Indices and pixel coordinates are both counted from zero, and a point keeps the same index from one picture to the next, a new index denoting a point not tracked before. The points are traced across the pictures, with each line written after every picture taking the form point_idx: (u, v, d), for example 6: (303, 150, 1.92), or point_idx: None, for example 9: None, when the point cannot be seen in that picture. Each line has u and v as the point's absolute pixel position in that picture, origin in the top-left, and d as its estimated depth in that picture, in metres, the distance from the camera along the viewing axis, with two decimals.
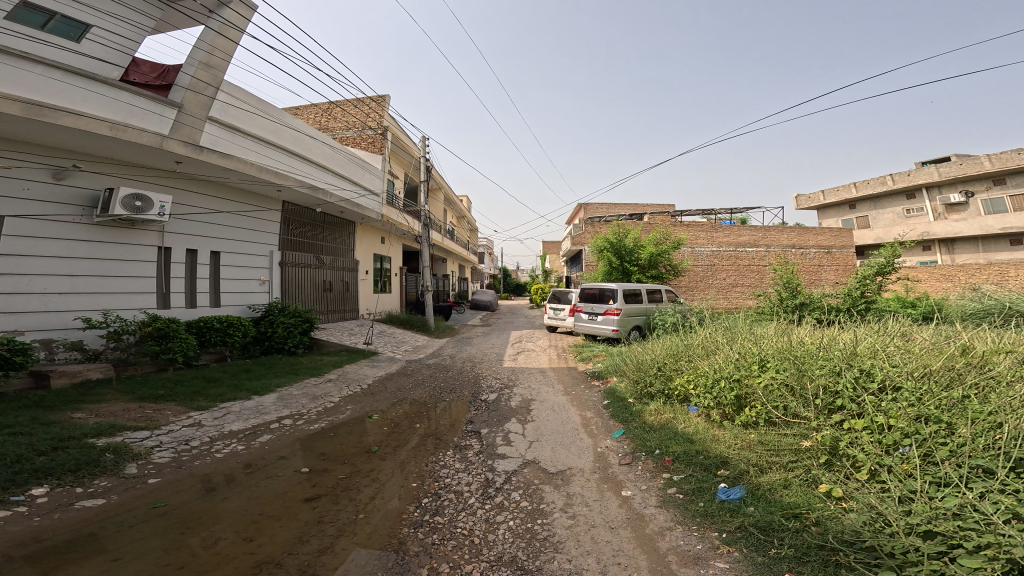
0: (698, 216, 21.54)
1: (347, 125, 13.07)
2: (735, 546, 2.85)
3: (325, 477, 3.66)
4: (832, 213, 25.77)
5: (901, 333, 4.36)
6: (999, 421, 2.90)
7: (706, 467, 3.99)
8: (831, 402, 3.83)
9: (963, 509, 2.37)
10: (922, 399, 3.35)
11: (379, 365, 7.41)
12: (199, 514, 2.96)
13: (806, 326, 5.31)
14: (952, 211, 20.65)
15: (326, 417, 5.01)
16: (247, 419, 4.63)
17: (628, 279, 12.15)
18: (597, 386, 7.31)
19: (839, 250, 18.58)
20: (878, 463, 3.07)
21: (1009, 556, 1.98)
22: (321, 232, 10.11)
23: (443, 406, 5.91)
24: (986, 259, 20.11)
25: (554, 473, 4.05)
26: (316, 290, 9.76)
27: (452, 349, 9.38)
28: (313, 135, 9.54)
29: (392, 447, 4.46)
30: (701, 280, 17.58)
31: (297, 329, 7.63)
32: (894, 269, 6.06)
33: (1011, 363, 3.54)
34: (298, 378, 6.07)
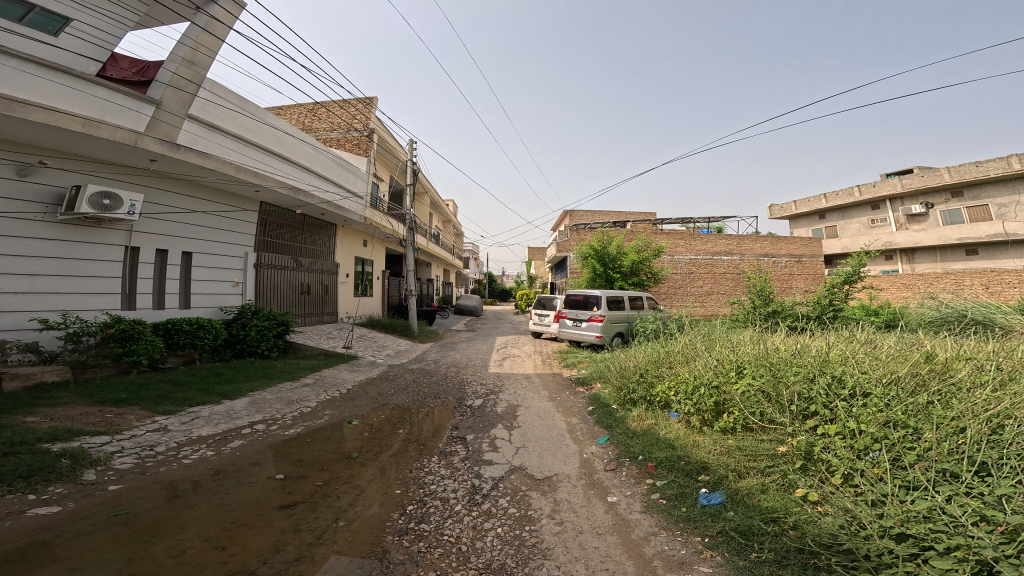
0: (678, 224, 21.93)
1: (331, 125, 13.02)
2: (717, 550, 2.88)
3: (301, 484, 3.59)
4: (805, 224, 26.57)
5: (868, 341, 4.49)
6: (962, 425, 3.01)
7: (688, 473, 4.04)
8: (805, 407, 3.91)
9: (934, 513, 2.44)
10: (889, 404, 3.47)
11: (360, 370, 7.31)
12: (165, 522, 2.87)
13: (779, 334, 5.42)
14: (913, 222, 21.38)
15: (302, 423, 4.91)
16: (217, 424, 4.51)
17: (611, 286, 12.26)
18: (582, 392, 7.35)
19: (811, 259, 19.13)
20: (851, 468, 3.15)
21: (979, 557, 2.06)
22: (300, 235, 10.01)
23: (426, 411, 5.86)
24: (943, 269, 20.73)
25: (540, 479, 4.04)
26: (293, 294, 9.64)
27: (436, 354, 9.30)
28: (296, 136, 9.48)
29: (373, 453, 4.40)
30: (680, 287, 17.84)
31: (271, 333, 7.46)
32: (861, 278, 6.20)
33: (970, 370, 3.68)
34: (273, 382, 5.95)
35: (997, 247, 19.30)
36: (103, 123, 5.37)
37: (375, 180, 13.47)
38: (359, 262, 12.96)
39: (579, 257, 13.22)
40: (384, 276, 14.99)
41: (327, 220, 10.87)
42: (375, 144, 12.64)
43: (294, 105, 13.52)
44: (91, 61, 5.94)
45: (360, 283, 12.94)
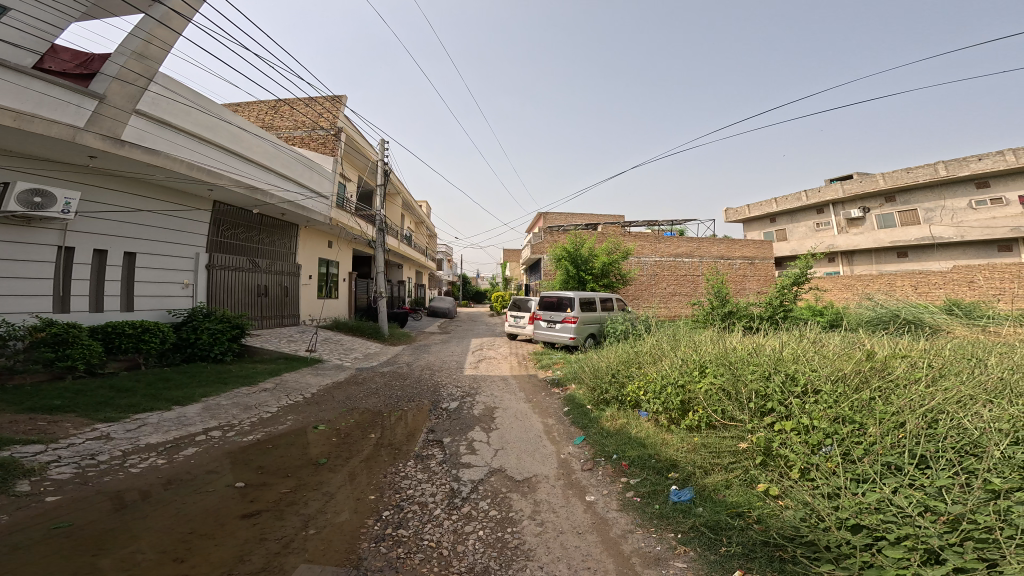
0: (644, 227, 22.48)
1: (294, 124, 12.77)
2: (690, 546, 2.98)
3: (264, 492, 3.51)
4: (758, 227, 27.58)
5: (814, 341, 4.70)
6: (902, 420, 3.21)
7: (659, 470, 4.14)
8: (762, 404, 4.07)
9: (883, 504, 2.58)
10: (837, 400, 3.66)
11: (324, 374, 7.16)
12: (113, 533, 2.78)
13: (736, 334, 5.63)
14: (852, 226, 22.42)
15: (262, 429, 4.78)
16: (167, 431, 4.36)
17: (583, 288, 12.43)
18: (557, 393, 7.43)
19: (764, 261, 19.90)
20: (807, 462, 3.30)
21: (927, 546, 2.21)
22: (257, 235, 9.78)
23: (398, 415, 5.80)
24: (878, 271, 21.72)
25: (520, 480, 4.08)
26: (249, 296, 9.41)
27: (409, 357, 9.21)
28: (256, 134, 9.29)
29: (343, 458, 4.35)
30: (646, 288, 18.21)
31: (225, 336, 7.18)
32: (808, 279, 6.49)
33: (906, 366, 3.91)
34: (228, 388, 5.76)
35: (925, 249, 20.42)
36: (37, 117, 5.12)
37: (342, 180, 13.28)
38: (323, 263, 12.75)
39: (553, 259, 13.35)
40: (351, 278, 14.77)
41: (288, 220, 10.66)
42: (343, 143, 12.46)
43: (255, 101, 13.13)
44: (28, 53, 5.65)
45: (324, 285, 12.71)
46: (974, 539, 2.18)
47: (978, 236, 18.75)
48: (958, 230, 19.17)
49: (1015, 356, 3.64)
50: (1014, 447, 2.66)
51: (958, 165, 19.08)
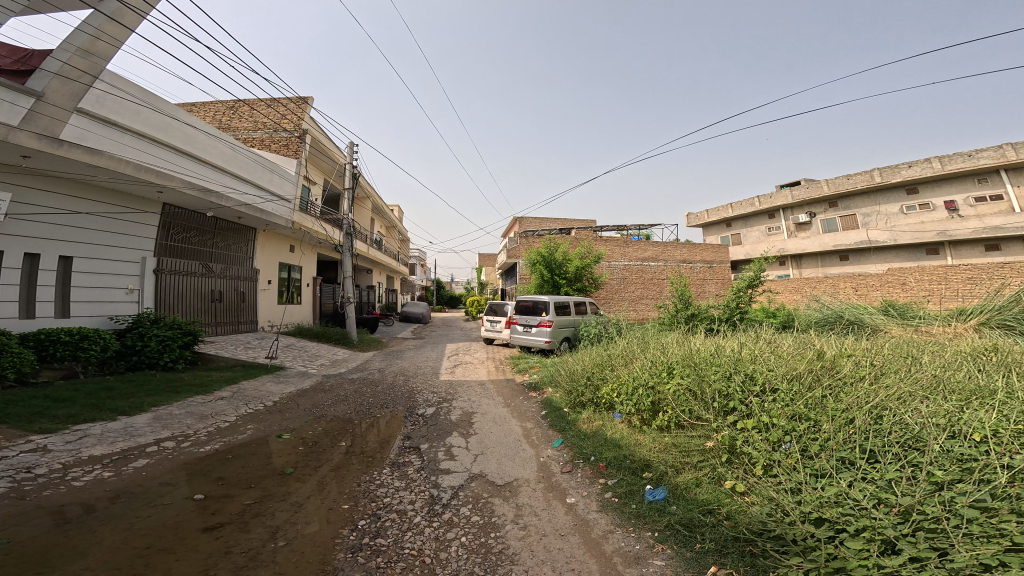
0: (615, 232, 22.89)
1: (254, 125, 12.55)
2: (667, 543, 3.04)
3: (225, 504, 3.41)
4: (715, 231, 28.29)
5: (771, 341, 4.85)
6: (851, 416, 3.32)
7: (634, 470, 4.20)
8: (726, 403, 4.13)
9: (841, 497, 2.67)
10: (792, 398, 3.76)
11: (287, 381, 7.00)
12: (59, 550, 2.66)
13: (700, 335, 5.79)
14: (801, 230, 23.31)
15: (220, 439, 4.61)
16: (113, 442, 4.20)
17: (557, 292, 12.56)
18: (534, 397, 7.44)
19: (721, 265, 20.51)
20: (769, 459, 3.36)
21: (883, 537, 2.28)
22: (212, 239, 9.36)
23: (370, 422, 5.69)
24: (823, 273, 22.46)
25: (501, 485, 4.08)
26: (201, 301, 8.95)
27: (381, 363, 9.10)
28: (212, 134, 8.90)
29: (311, 467, 4.25)
30: (616, 292, 18.43)
31: (175, 343, 6.86)
32: (761, 282, 6.68)
33: (853, 364, 4.04)
34: (181, 396, 5.55)
35: (865, 252, 21.10)
36: None
37: (306, 183, 13.11)
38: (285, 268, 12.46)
39: (528, 263, 13.42)
40: (315, 283, 14.47)
41: (244, 223, 10.27)
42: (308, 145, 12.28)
43: (213, 101, 12.87)
44: None
45: (285, 290, 12.43)
46: (925, 528, 2.26)
47: (909, 240, 19.45)
48: (891, 234, 19.95)
49: (946, 354, 3.85)
50: (952, 441, 2.77)
51: (891, 172, 20.00)
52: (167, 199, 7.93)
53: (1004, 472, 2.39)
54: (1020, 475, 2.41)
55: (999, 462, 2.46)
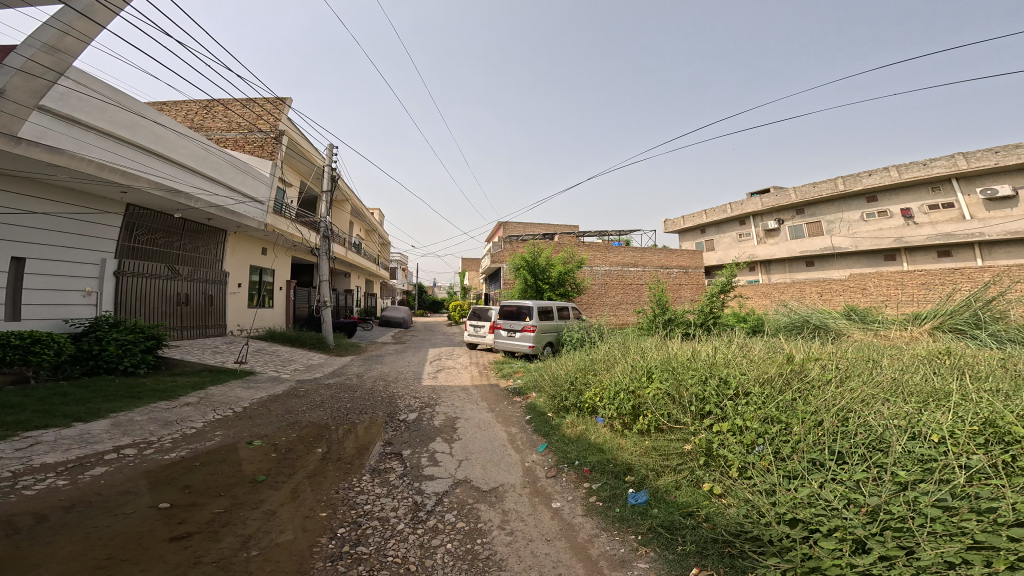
0: (596, 237, 23.13)
1: (227, 125, 12.36)
2: (650, 546, 3.03)
3: (193, 512, 3.29)
4: (690, 237, 28.71)
5: (744, 346, 4.91)
6: (819, 418, 3.29)
7: (617, 474, 4.19)
8: (702, 407, 4.11)
9: (813, 497, 2.67)
10: (764, 401, 3.76)
11: (258, 387, 6.81)
12: (9, 562, 2.53)
13: (677, 340, 5.85)
14: (769, 237, 23.73)
15: (187, 446, 4.44)
16: (68, 450, 4.01)
17: (540, 297, 12.60)
18: (519, 402, 7.39)
19: (695, 271, 20.84)
20: (743, 461, 3.33)
21: (854, 536, 2.31)
22: (179, 240, 9.15)
23: (349, 427, 5.56)
24: (791, 278, 22.95)
25: (487, 491, 4.05)
26: (165, 304, 8.74)
27: (360, 369, 8.95)
28: (183, 134, 8.69)
29: (285, 475, 4.12)
30: (597, 297, 18.53)
31: (137, 347, 6.54)
32: (733, 287, 6.79)
33: (820, 367, 4.09)
34: (143, 402, 5.35)
35: (828, 257, 21.63)
36: None
37: (281, 185, 12.95)
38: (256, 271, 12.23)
39: (512, 268, 13.43)
40: (289, 286, 14.21)
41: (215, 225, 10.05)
42: (284, 147, 12.14)
43: (185, 101, 12.62)
44: None
45: (257, 294, 12.19)
46: (892, 527, 2.28)
47: (868, 246, 20.12)
48: (853, 240, 20.56)
49: (904, 357, 3.95)
50: (913, 441, 2.74)
51: (853, 180, 20.55)
52: (132, 199, 7.76)
53: (963, 471, 2.37)
54: (976, 475, 2.38)
55: (957, 463, 2.44)
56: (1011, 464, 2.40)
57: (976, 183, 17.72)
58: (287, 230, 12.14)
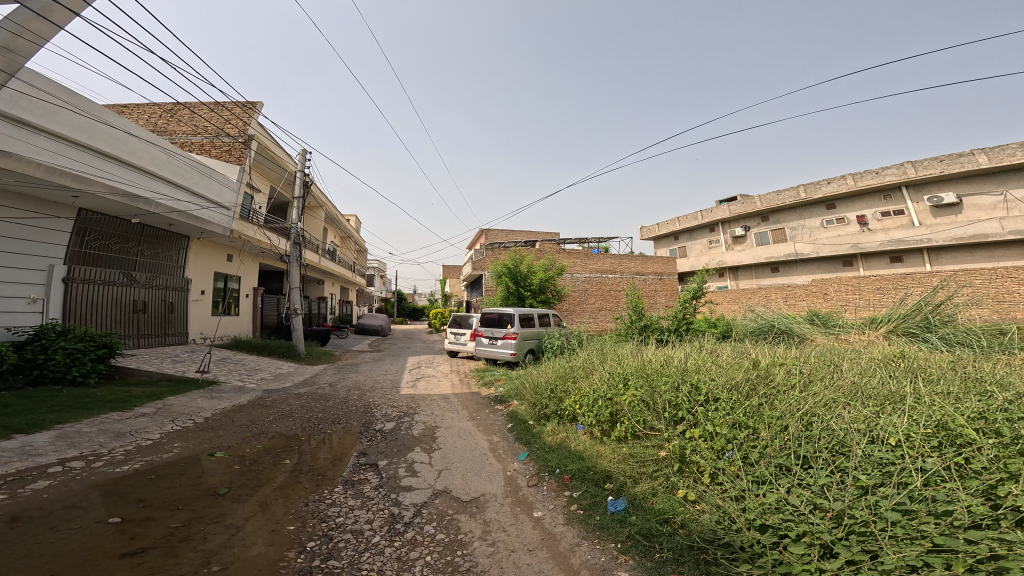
0: (576, 244, 23.35)
1: (193, 129, 12.12)
2: (629, 554, 2.96)
3: (148, 527, 3.10)
4: (664, 244, 29.12)
5: (713, 352, 4.95)
6: (785, 423, 3.22)
7: (597, 482, 4.11)
8: (675, 413, 4.06)
9: (781, 502, 2.60)
10: (732, 407, 3.71)
11: (221, 397, 6.57)
12: None
13: (651, 346, 5.87)
14: (737, 243, 24.27)
15: (140, 459, 4.23)
16: (6, 464, 3.76)
17: (522, 304, 12.61)
18: (500, 410, 7.29)
19: (669, 277, 21.09)
20: (715, 467, 3.25)
21: (821, 541, 2.21)
22: (136, 246, 8.91)
23: (322, 438, 5.38)
24: (758, 284, 23.43)
25: (468, 501, 3.97)
26: (119, 312, 8.44)
27: (334, 378, 8.73)
28: (144, 138, 8.50)
29: (249, 487, 3.91)
30: (577, 304, 18.62)
31: (87, 357, 6.25)
32: (705, 293, 6.90)
33: (784, 373, 4.14)
34: (92, 414, 5.09)
35: (793, 263, 22.12)
36: None
37: (249, 190, 12.70)
38: (220, 278, 11.91)
39: (493, 275, 13.39)
40: (255, 293, 13.85)
41: (176, 230, 9.80)
42: (253, 152, 11.93)
43: (148, 103, 12.30)
44: None
45: (221, 301, 11.85)
46: (856, 531, 2.18)
47: (828, 252, 20.54)
48: (814, 246, 21.02)
49: (862, 361, 4.04)
50: (872, 445, 2.67)
51: (814, 188, 21.11)
52: (85, 204, 7.54)
53: (920, 474, 2.29)
54: (933, 478, 2.29)
55: (914, 467, 2.34)
56: (964, 466, 2.32)
57: (924, 191, 18.42)
58: (255, 236, 11.90)
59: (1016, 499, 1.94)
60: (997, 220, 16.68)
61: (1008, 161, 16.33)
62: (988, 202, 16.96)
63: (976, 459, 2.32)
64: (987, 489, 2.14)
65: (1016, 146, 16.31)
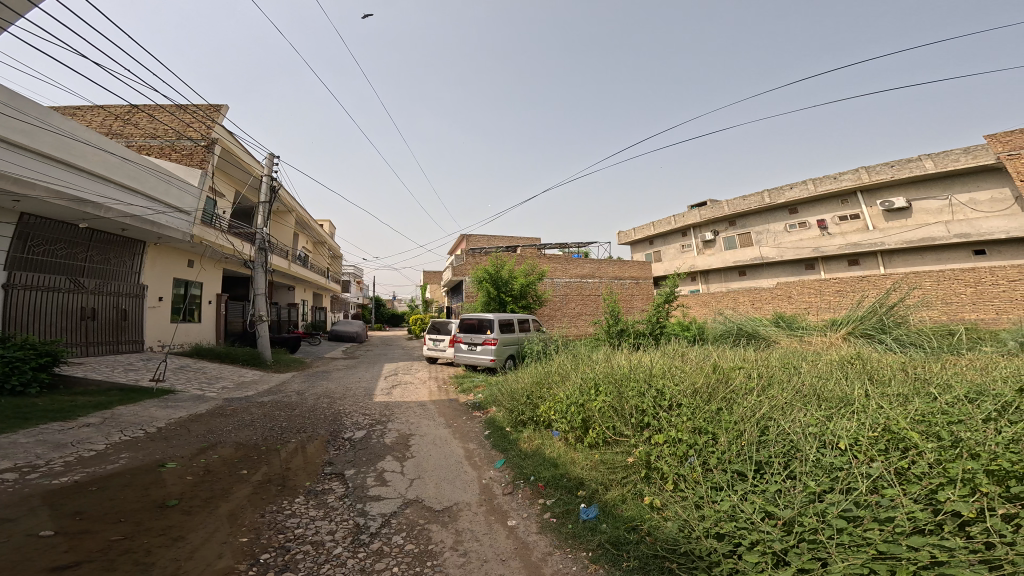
0: (557, 249, 23.42)
1: (151, 133, 11.87)
2: (599, 563, 2.89)
3: (84, 540, 2.93)
4: (640, 249, 29.45)
5: (681, 356, 4.96)
6: (741, 428, 3.20)
7: (570, 489, 4.04)
8: (642, 419, 4.03)
9: (735, 510, 2.56)
10: (693, 412, 3.68)
11: (178, 407, 6.35)
12: None
13: (624, 351, 5.85)
14: (707, 248, 24.56)
15: (82, 470, 4.03)
16: None
17: (504, 309, 12.56)
18: (478, 416, 7.18)
19: (645, 282, 21.25)
20: (676, 473, 3.21)
21: (772, 549, 2.17)
22: (85, 252, 8.66)
23: (290, 448, 5.21)
24: (726, 287, 23.78)
25: (439, 510, 3.86)
26: (66, 319, 8.16)
27: (303, 386, 8.52)
28: (94, 142, 8.25)
29: (201, 499, 3.75)
30: (558, 309, 18.61)
31: (29, 364, 5.97)
32: (677, 297, 6.93)
33: (743, 376, 4.16)
34: (30, 424, 4.84)
35: (758, 266, 22.53)
36: None
37: (212, 194, 12.47)
38: (180, 284, 11.62)
39: (474, 280, 13.31)
40: (220, 299, 13.52)
41: (128, 235, 9.52)
42: (215, 156, 11.74)
43: (101, 107, 11.96)
44: None
45: (181, 307, 11.53)
46: (806, 539, 2.16)
47: (791, 256, 20.94)
48: (778, 250, 21.44)
49: (821, 363, 4.08)
50: (823, 450, 2.66)
51: (778, 193, 21.54)
52: (25, 207, 7.30)
53: (866, 480, 2.28)
54: (878, 484, 2.28)
55: (861, 472, 2.33)
56: (907, 470, 2.32)
57: (876, 196, 18.93)
58: (216, 241, 11.68)
59: (954, 505, 1.94)
60: (944, 224, 17.23)
61: (953, 167, 16.75)
62: (935, 206, 17.48)
63: (918, 463, 2.33)
64: (929, 493, 2.13)
65: (960, 152, 16.76)
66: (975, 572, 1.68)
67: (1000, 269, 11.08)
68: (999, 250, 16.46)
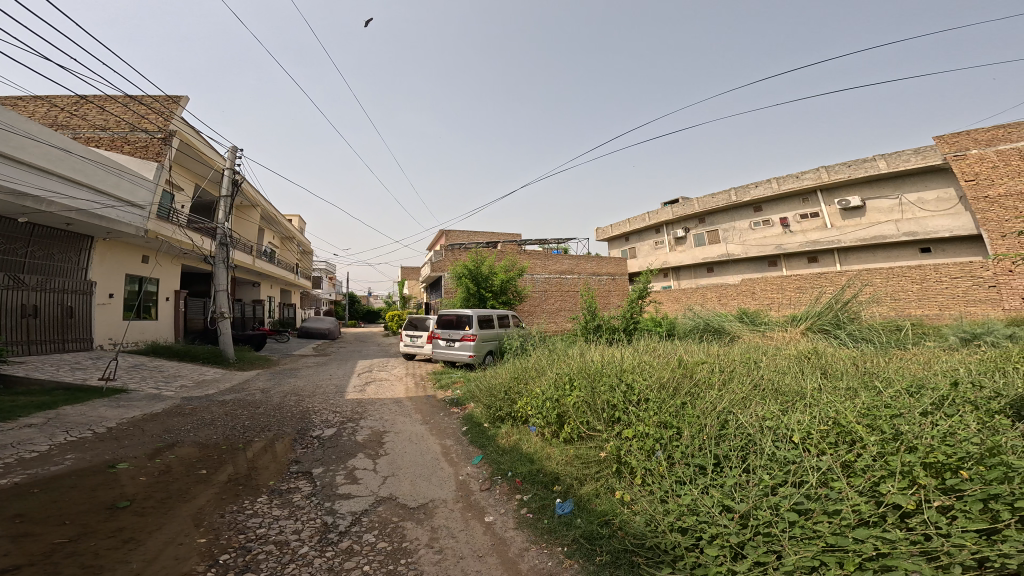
0: (536, 245, 23.46)
1: (102, 124, 11.29)
2: (574, 557, 2.89)
3: (25, 544, 2.77)
4: (617, 245, 29.76)
5: (650, 351, 5.02)
6: (703, 422, 3.26)
7: (546, 484, 4.03)
8: (613, 414, 4.06)
9: (695, 504, 2.60)
10: (659, 406, 3.73)
11: (132, 407, 6.08)
12: None
13: (598, 347, 5.90)
14: (678, 245, 25.00)
15: (22, 472, 3.81)
16: None
17: (483, 305, 12.50)
18: (455, 413, 7.13)
19: (620, 277, 21.54)
20: (643, 467, 3.24)
21: (729, 542, 2.20)
22: (26, 247, 8.23)
23: (259, 447, 5.06)
24: (696, 283, 24.33)
25: (415, 507, 3.81)
26: (6, 318, 7.73)
27: (271, 384, 8.29)
28: (35, 134, 7.75)
29: (157, 499, 3.61)
30: (537, 305, 18.68)
31: None
32: (649, 293, 7.02)
33: (706, 370, 4.25)
34: None
35: (724, 264, 23.01)
36: None
37: (168, 188, 11.93)
38: (133, 281, 11.14)
39: (454, 276, 13.23)
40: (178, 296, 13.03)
41: (75, 229, 9.04)
42: (173, 148, 11.24)
43: (47, 96, 11.29)
44: None
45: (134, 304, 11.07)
46: (761, 532, 2.19)
47: (755, 253, 21.48)
48: (743, 246, 21.96)
49: (779, 358, 4.20)
50: (777, 444, 2.73)
51: (743, 191, 21.90)
52: None
53: (817, 472, 2.35)
54: (828, 476, 2.35)
55: (813, 465, 2.40)
56: (852, 463, 2.40)
57: (834, 195, 19.53)
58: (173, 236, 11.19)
59: (895, 496, 2.02)
60: (894, 222, 17.92)
61: (904, 167, 17.39)
62: (886, 205, 18.16)
63: (862, 455, 2.41)
64: (872, 484, 2.22)
65: (910, 153, 17.42)
66: (914, 562, 1.73)
67: (943, 267, 11.61)
68: (943, 249, 17.21)
